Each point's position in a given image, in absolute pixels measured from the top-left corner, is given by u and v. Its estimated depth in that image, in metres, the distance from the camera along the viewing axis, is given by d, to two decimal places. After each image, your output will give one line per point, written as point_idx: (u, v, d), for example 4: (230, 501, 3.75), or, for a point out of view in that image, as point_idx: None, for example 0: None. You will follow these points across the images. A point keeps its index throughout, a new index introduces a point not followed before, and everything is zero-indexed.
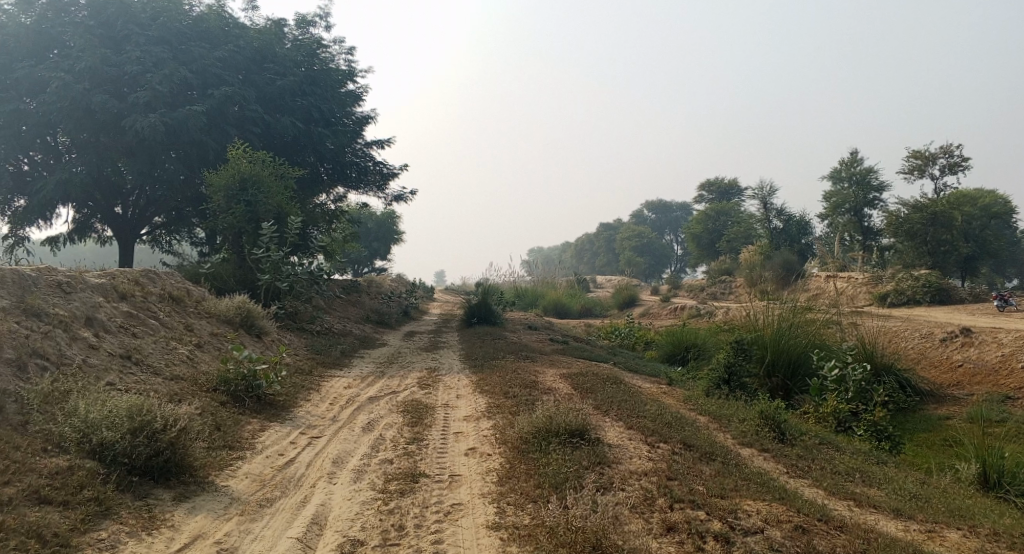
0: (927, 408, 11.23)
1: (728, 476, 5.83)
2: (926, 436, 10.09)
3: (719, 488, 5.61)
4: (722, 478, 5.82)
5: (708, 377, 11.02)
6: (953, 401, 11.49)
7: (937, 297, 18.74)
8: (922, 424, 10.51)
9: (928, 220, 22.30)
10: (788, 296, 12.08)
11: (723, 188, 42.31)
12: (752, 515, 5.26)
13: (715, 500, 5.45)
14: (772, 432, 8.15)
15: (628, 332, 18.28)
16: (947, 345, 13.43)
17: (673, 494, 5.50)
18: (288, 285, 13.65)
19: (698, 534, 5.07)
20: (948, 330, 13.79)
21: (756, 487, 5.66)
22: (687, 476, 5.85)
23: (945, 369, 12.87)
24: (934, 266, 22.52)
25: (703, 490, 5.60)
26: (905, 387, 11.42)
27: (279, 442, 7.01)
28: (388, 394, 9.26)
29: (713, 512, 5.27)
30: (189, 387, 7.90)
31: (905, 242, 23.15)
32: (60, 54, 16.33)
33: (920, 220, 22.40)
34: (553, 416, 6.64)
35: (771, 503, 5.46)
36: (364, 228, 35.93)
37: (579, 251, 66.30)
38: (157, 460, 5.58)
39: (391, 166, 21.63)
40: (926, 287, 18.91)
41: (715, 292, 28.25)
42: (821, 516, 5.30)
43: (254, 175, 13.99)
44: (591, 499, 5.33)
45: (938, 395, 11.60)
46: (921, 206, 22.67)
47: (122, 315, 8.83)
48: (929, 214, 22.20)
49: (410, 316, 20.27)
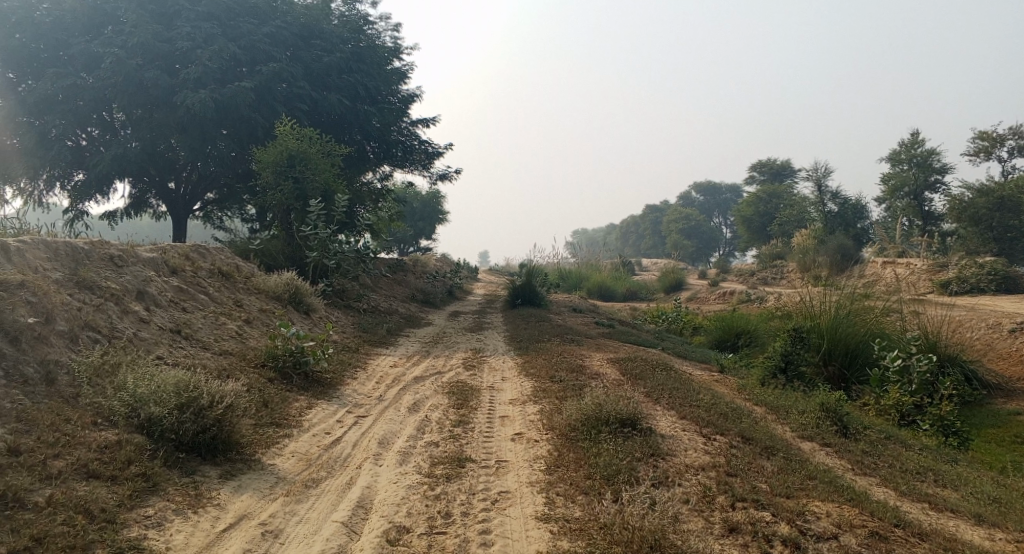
0: (994, 403, 10.66)
1: (793, 474, 5.54)
2: (994, 433, 9.58)
3: (785, 487, 5.32)
4: (785, 475, 5.54)
5: (763, 365, 10.60)
6: (1021, 395, 10.91)
7: (1002, 286, 17.95)
8: (989, 419, 9.99)
9: (995, 205, 21.39)
10: (848, 283, 11.58)
11: (776, 169, 41.19)
12: (822, 518, 4.98)
13: (781, 500, 5.18)
14: (833, 425, 7.81)
15: (675, 317, 17.91)
16: (1015, 337, 12.85)
17: (734, 492, 5.24)
18: (336, 263, 13.65)
19: (765, 537, 4.81)
20: (1016, 322, 13.20)
21: (823, 486, 5.37)
22: (747, 472, 5.58)
23: (1013, 361, 12.23)
24: (999, 253, 21.50)
25: (767, 488, 5.33)
26: (971, 380, 10.83)
27: (325, 421, 6.95)
28: (434, 375, 9.16)
29: (779, 514, 5.00)
30: (237, 363, 7.91)
31: (969, 227, 22.17)
32: (117, 30, 16.56)
33: (986, 204, 21.48)
34: (604, 404, 6.42)
35: (842, 504, 5.16)
36: (409, 207, 35.90)
37: (625, 234, 65.48)
38: (204, 437, 5.54)
39: (437, 145, 21.45)
40: (991, 275, 18.13)
41: (765, 277, 27.41)
42: (896, 521, 4.99)
43: (301, 151, 13.96)
44: (647, 496, 5.10)
45: (1006, 390, 10.99)
46: (987, 190, 21.72)
47: (173, 290, 8.87)
48: (996, 198, 21.24)
49: (455, 297, 20.19)
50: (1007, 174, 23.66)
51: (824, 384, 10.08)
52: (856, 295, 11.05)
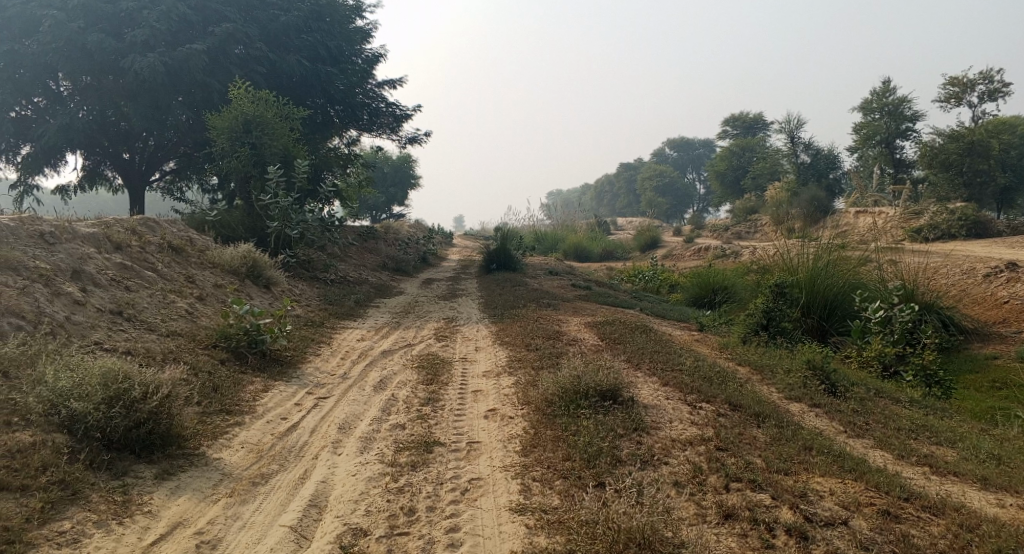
0: (971, 348, 10.45)
1: (789, 445, 5.12)
2: (971, 379, 9.33)
3: (782, 462, 4.91)
4: (780, 446, 5.13)
5: (744, 322, 10.15)
6: (999, 339, 10.68)
7: (972, 231, 17.76)
8: (966, 364, 9.74)
9: (965, 149, 21.00)
10: (822, 233, 11.16)
11: (748, 122, 40.76)
12: (827, 498, 4.57)
13: (779, 478, 4.76)
14: (820, 383, 7.45)
15: (652, 275, 17.45)
16: (991, 281, 12.56)
17: (729, 471, 4.81)
18: (299, 232, 12.96)
19: (763, 525, 4.39)
20: (991, 266, 12.93)
21: (822, 458, 4.96)
22: (739, 445, 5.15)
23: (989, 306, 11.96)
24: (970, 199, 21.33)
25: (762, 464, 4.91)
26: (947, 326, 10.57)
27: (282, 404, 6.40)
28: (404, 347, 8.63)
29: (781, 497, 4.58)
30: (186, 344, 7.31)
31: (940, 174, 21.82)
32: None
33: (956, 149, 21.09)
34: (581, 375, 5.94)
35: (846, 479, 4.75)
36: (380, 172, 35.07)
37: (601, 193, 64.93)
38: (138, 433, 4.98)
39: (405, 107, 20.57)
40: (961, 221, 17.97)
41: (739, 231, 27.03)
42: (905, 495, 4.60)
43: (258, 116, 13.17)
44: (634, 485, 4.65)
45: (981, 333, 10.76)
46: (957, 135, 21.32)
47: (115, 267, 8.21)
48: (966, 143, 20.88)
49: (429, 263, 19.56)
50: (978, 120, 23.35)
51: (807, 340, 9.66)
52: (834, 245, 10.65)
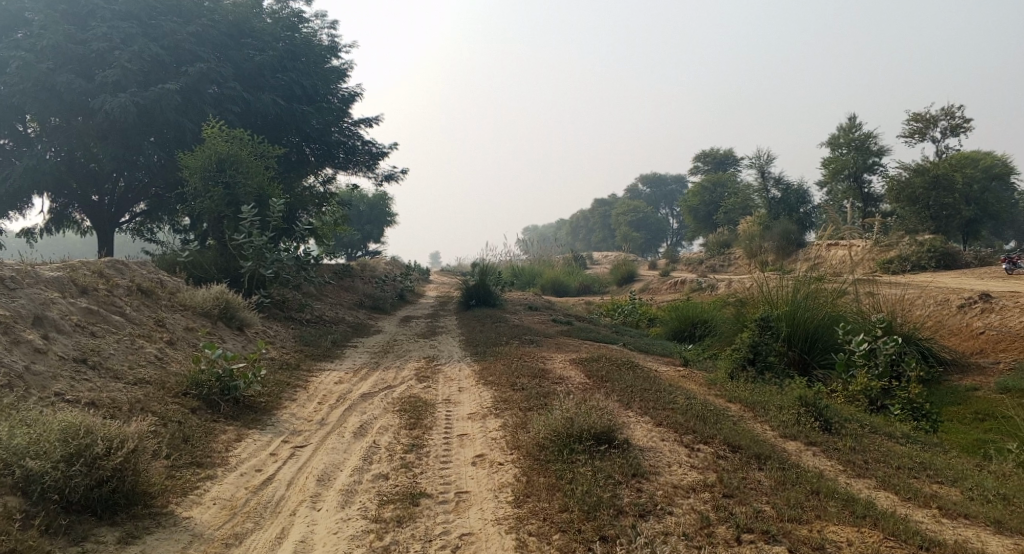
0: (951, 380, 10.35)
1: (796, 489, 4.90)
2: (956, 410, 9.20)
3: (794, 510, 4.69)
4: (787, 492, 4.91)
5: (731, 357, 10.02)
6: (979, 370, 10.62)
7: (942, 262, 17.92)
8: (949, 396, 9.62)
9: (931, 183, 21.31)
10: (796, 266, 11.07)
11: (719, 158, 41.24)
12: (846, 550, 4.35)
13: (793, 527, 4.54)
14: (813, 420, 7.23)
15: (631, 309, 17.27)
16: (966, 312, 12.54)
17: (739, 521, 4.57)
18: (274, 271, 12.61)
19: None
20: (964, 297, 12.93)
21: (833, 503, 4.75)
22: (745, 491, 4.91)
23: (966, 337, 11.93)
24: (937, 231, 21.60)
25: (773, 512, 4.68)
26: (927, 358, 10.48)
27: (256, 455, 6.04)
28: (384, 389, 8.31)
29: (799, 550, 4.34)
30: (155, 393, 6.94)
31: (907, 207, 22.12)
32: (21, 32, 15.28)
33: (922, 182, 21.40)
34: (574, 417, 5.68)
35: (862, 528, 4.54)
36: (356, 210, 34.80)
37: (576, 228, 65.17)
38: (100, 492, 4.63)
39: (380, 145, 20.39)
40: (931, 253, 18.14)
41: (714, 265, 27.09)
42: (926, 544, 4.41)
43: (232, 155, 12.91)
44: (640, 541, 4.39)
45: (961, 364, 10.69)
46: (922, 168, 21.66)
47: (79, 312, 7.83)
48: (932, 177, 21.21)
49: (406, 301, 19.26)
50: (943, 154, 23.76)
51: (794, 375, 9.47)
52: (807, 278, 10.46)
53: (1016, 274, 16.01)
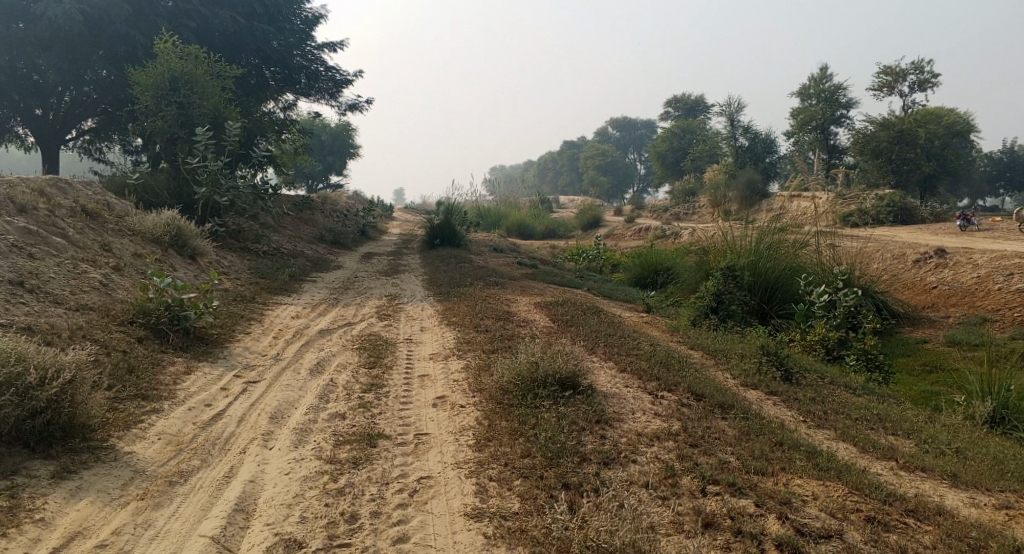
0: (903, 332, 10.48)
1: (761, 441, 4.86)
2: (905, 361, 9.32)
3: (759, 462, 4.64)
4: (752, 443, 4.87)
5: (694, 305, 9.88)
6: (930, 323, 10.77)
7: (899, 217, 18.09)
8: (901, 348, 9.74)
9: (894, 137, 21.39)
10: (760, 216, 10.99)
11: (689, 104, 40.92)
12: (810, 503, 4.32)
13: (758, 480, 4.49)
14: (773, 370, 7.15)
15: (595, 254, 17.13)
16: (921, 267, 12.68)
17: (705, 472, 4.51)
18: (230, 200, 12.10)
19: (745, 534, 4.10)
20: (921, 252, 13.07)
21: (797, 456, 4.72)
22: (710, 441, 4.86)
23: (920, 291, 12.07)
24: (897, 186, 21.80)
25: (738, 464, 4.64)
26: (881, 310, 10.58)
27: (206, 389, 5.79)
28: (343, 326, 8.07)
29: (765, 503, 4.29)
30: (99, 321, 6.60)
31: (870, 161, 22.25)
32: None
33: (886, 136, 21.46)
34: (538, 361, 5.55)
35: (827, 482, 4.51)
36: (317, 139, 33.82)
37: (543, 170, 64.70)
38: (34, 424, 4.37)
39: (345, 73, 19.48)
40: (891, 208, 18.30)
41: (678, 213, 27.10)
42: (889, 499, 4.39)
43: (186, 73, 12.23)
44: (604, 490, 4.30)
45: (913, 318, 10.82)
46: (888, 123, 21.70)
47: (17, 233, 7.37)
48: (896, 131, 21.27)
49: (368, 236, 18.86)
50: (908, 109, 23.80)
51: (755, 325, 9.42)
52: (768, 228, 10.38)
53: (969, 231, 16.26)
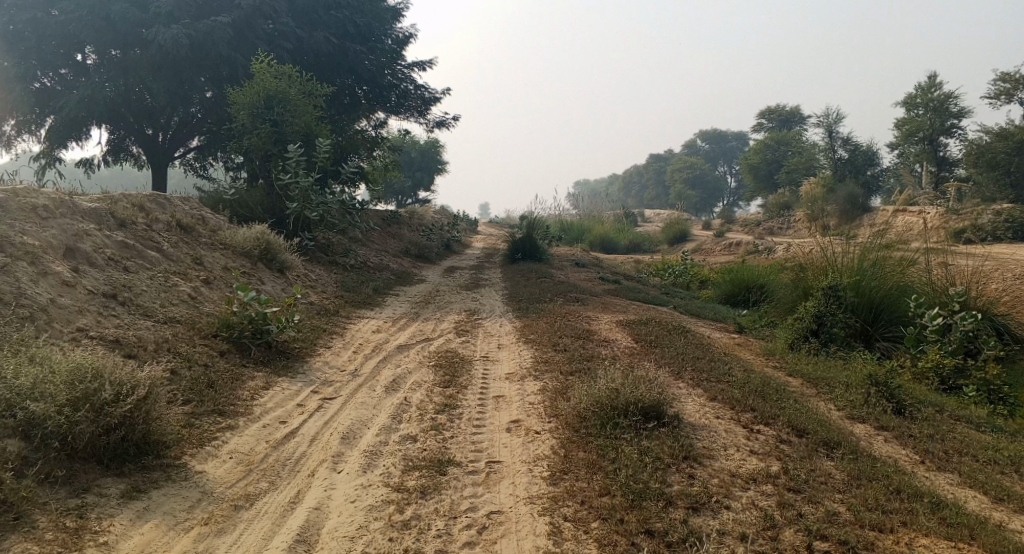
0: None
1: (876, 488, 4.38)
2: None
3: (874, 516, 4.19)
4: (864, 489, 4.40)
5: (792, 326, 9.21)
6: None
7: (1019, 234, 16.61)
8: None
9: (1013, 149, 19.78)
10: (860, 232, 10.26)
11: (785, 115, 39.46)
12: None
13: (871, 537, 4.05)
14: (883, 402, 6.52)
15: (682, 270, 16.52)
16: None
17: (809, 525, 4.09)
18: (319, 214, 12.28)
19: None
20: None
21: (919, 508, 4.23)
22: (815, 486, 4.41)
23: None
24: (1017, 200, 19.69)
25: (848, 515, 4.19)
26: (1002, 335, 9.47)
27: (283, 405, 5.72)
28: (422, 342, 7.91)
29: None
30: (184, 333, 6.68)
31: (985, 174, 20.60)
32: None
33: (1004, 148, 19.88)
34: (620, 387, 5.20)
35: (956, 543, 4.03)
36: (407, 156, 34.43)
37: (629, 184, 63.85)
38: (108, 440, 4.44)
39: (434, 91, 19.69)
40: (1008, 223, 16.83)
41: (772, 227, 26.01)
42: None
43: (280, 92, 12.51)
44: (691, 542, 3.97)
45: None
46: (1005, 133, 20.13)
47: (114, 246, 7.57)
48: (1015, 142, 19.68)
49: (453, 250, 18.86)
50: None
51: (860, 350, 8.69)
52: (873, 244, 9.72)
53: None
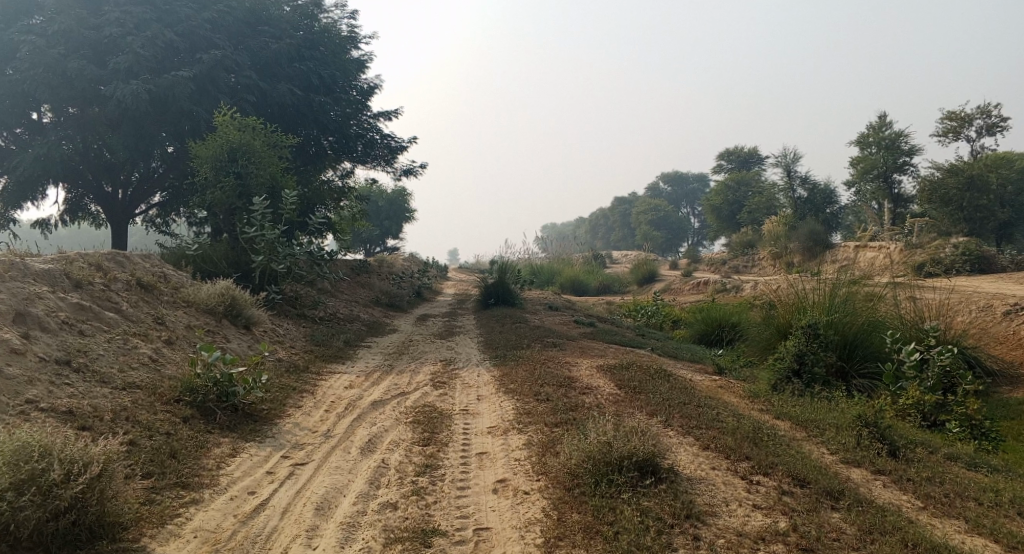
0: (1000, 392, 9.35)
1: (890, 545, 4.32)
2: (1010, 424, 8.22)
3: None
4: (878, 545, 4.33)
5: (773, 366, 9.00)
6: None
7: (977, 266, 16.85)
8: (1001, 409, 8.64)
9: (964, 184, 20.20)
10: (826, 269, 10.24)
11: (743, 156, 40.20)
12: None
13: None
14: (875, 444, 6.33)
15: (654, 310, 16.39)
16: (1011, 319, 11.60)
17: None
18: (287, 267, 11.93)
19: None
20: (1010, 304, 12.03)
21: None
22: (828, 545, 4.34)
23: (1012, 344, 10.96)
24: (971, 233, 20.20)
25: None
26: (973, 367, 9.49)
27: (251, 474, 5.34)
28: (397, 397, 7.56)
29: None
30: (144, 399, 6.29)
31: (939, 209, 20.91)
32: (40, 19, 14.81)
33: (955, 183, 20.29)
34: (612, 440, 4.99)
35: None
36: (374, 205, 34.24)
37: (595, 227, 64.27)
38: (57, 526, 4.16)
39: (400, 140, 19.61)
40: (966, 256, 16.95)
41: (738, 265, 26.17)
42: None
43: (245, 144, 12.27)
44: None
45: (1010, 376, 9.67)
46: (956, 169, 20.58)
47: (69, 309, 7.17)
48: (965, 177, 20.13)
49: (423, 298, 18.56)
50: (978, 154, 22.62)
51: (844, 389, 8.47)
52: (841, 280, 9.66)
53: None
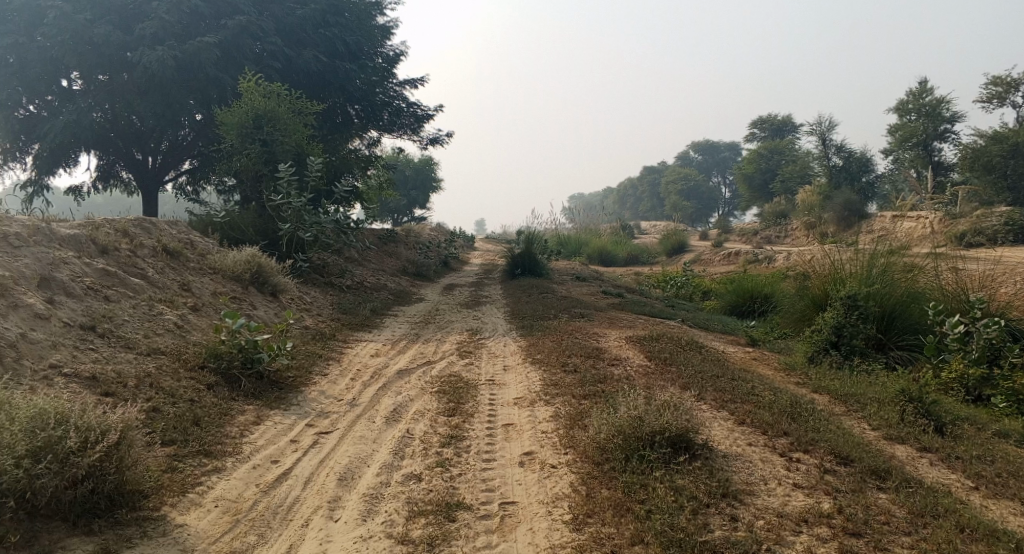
0: None
1: (945, 529, 4.12)
2: None
3: None
4: (931, 529, 4.14)
5: (810, 339, 8.67)
6: None
7: (1020, 237, 16.23)
8: None
9: (1009, 151, 19.42)
10: (860, 239, 9.87)
11: (777, 124, 39.21)
12: None
13: None
14: (921, 420, 6.04)
15: (683, 281, 16.09)
16: None
17: None
18: (314, 235, 11.83)
19: None
20: None
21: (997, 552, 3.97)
22: (876, 528, 4.15)
23: None
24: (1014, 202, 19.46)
25: None
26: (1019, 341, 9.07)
27: (275, 442, 5.24)
28: (422, 366, 7.43)
29: None
30: (168, 366, 6.22)
31: (980, 177, 20.25)
32: None
33: (999, 150, 19.52)
34: (643, 415, 4.80)
35: None
36: (400, 174, 34.05)
37: (624, 197, 63.51)
38: (75, 494, 4.10)
39: (426, 107, 19.35)
40: (1009, 227, 16.33)
41: (770, 236, 25.61)
42: None
43: (270, 111, 12.11)
44: None
45: None
46: (1001, 136, 19.79)
47: (94, 274, 7.11)
48: (1011, 144, 19.33)
49: (451, 267, 18.41)
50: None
51: (883, 363, 8.13)
52: (878, 251, 9.24)
53: None
